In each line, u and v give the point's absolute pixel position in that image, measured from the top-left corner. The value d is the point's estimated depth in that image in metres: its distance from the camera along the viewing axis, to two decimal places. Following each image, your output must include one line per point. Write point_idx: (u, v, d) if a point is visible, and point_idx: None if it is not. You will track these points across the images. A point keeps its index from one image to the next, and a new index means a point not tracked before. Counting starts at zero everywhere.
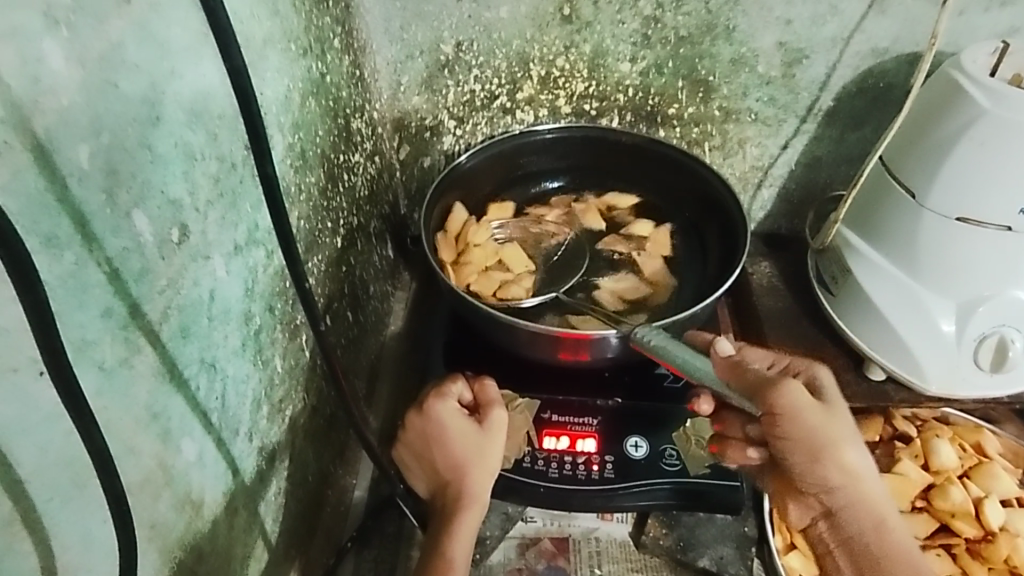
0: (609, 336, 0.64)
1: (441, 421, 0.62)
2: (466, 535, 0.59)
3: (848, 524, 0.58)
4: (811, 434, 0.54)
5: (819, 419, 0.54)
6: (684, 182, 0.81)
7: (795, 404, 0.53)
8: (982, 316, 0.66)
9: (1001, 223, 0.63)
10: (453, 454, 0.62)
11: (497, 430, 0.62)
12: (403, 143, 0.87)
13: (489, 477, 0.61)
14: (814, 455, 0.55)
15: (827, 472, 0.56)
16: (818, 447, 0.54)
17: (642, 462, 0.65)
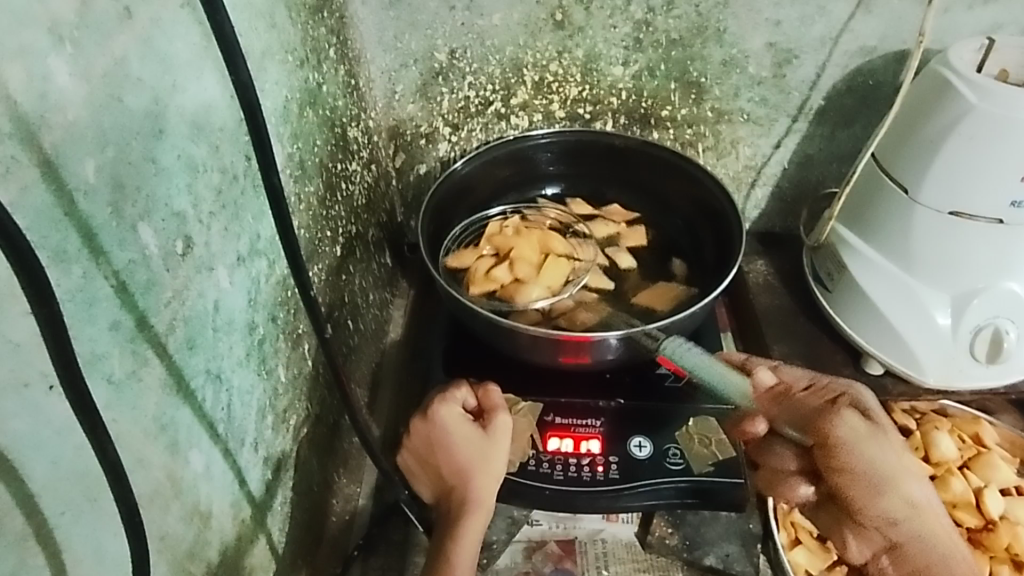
0: (610, 338, 0.64)
1: (446, 425, 0.63)
2: (473, 537, 0.59)
3: (914, 559, 0.55)
4: (869, 467, 0.57)
5: (869, 449, 0.57)
6: (676, 183, 0.81)
7: (848, 432, 0.57)
8: (977, 308, 0.67)
9: (992, 216, 0.64)
10: (458, 457, 0.62)
11: (502, 433, 0.62)
12: (398, 150, 0.87)
13: (495, 479, 0.61)
14: (872, 489, 0.56)
15: (888, 507, 0.56)
16: (877, 481, 0.56)
17: (646, 463, 0.65)
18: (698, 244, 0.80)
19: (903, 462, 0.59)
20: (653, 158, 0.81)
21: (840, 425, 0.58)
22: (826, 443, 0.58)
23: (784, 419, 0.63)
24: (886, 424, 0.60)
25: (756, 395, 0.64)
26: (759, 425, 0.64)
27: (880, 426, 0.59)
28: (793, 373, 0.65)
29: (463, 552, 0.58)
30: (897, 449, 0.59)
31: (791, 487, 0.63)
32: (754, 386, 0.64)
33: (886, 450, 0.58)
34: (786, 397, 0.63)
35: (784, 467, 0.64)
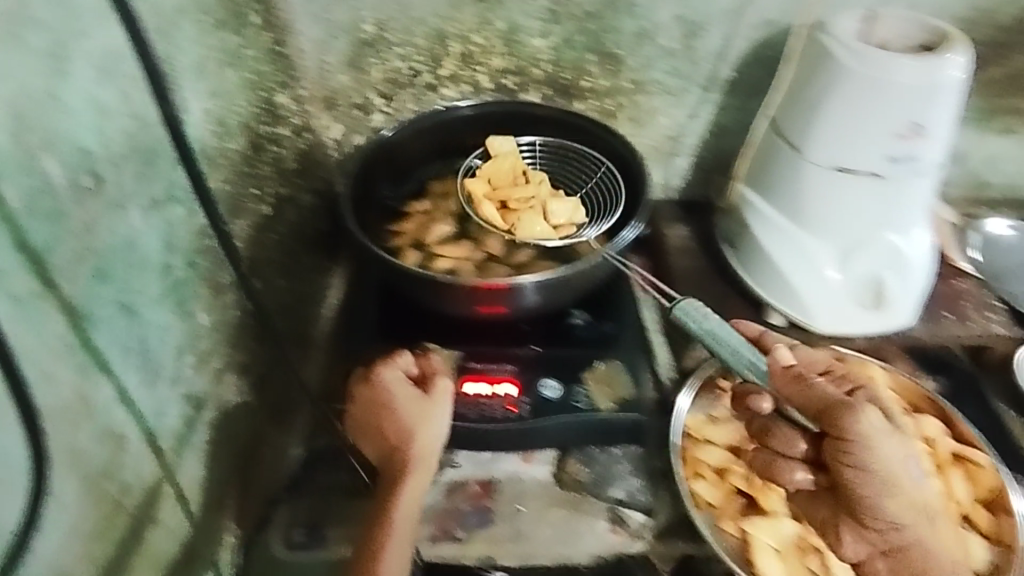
0: (518, 286, 0.69)
1: (389, 389, 0.68)
2: (415, 490, 0.63)
3: (907, 558, 0.61)
4: (877, 462, 0.62)
5: (891, 445, 0.63)
6: (592, 149, 0.85)
7: (871, 426, 0.63)
8: (862, 259, 0.72)
9: (871, 171, 0.68)
10: (400, 419, 0.67)
11: (439, 393, 0.68)
12: (335, 121, 0.91)
13: (436, 436, 0.66)
14: (882, 487, 0.62)
15: (891, 506, 0.62)
16: (887, 480, 0.62)
17: (555, 402, 0.69)
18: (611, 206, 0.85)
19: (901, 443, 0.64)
20: (570, 128, 0.86)
21: (864, 416, 0.63)
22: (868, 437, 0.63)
23: (800, 405, 0.67)
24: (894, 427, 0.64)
25: (774, 372, 0.69)
26: (766, 403, 0.72)
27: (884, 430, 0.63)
28: (812, 356, 0.71)
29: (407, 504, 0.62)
30: (891, 447, 0.63)
31: (786, 468, 0.69)
32: (773, 365, 0.70)
33: (873, 451, 0.63)
34: (804, 381, 0.67)
35: (793, 451, 0.69)
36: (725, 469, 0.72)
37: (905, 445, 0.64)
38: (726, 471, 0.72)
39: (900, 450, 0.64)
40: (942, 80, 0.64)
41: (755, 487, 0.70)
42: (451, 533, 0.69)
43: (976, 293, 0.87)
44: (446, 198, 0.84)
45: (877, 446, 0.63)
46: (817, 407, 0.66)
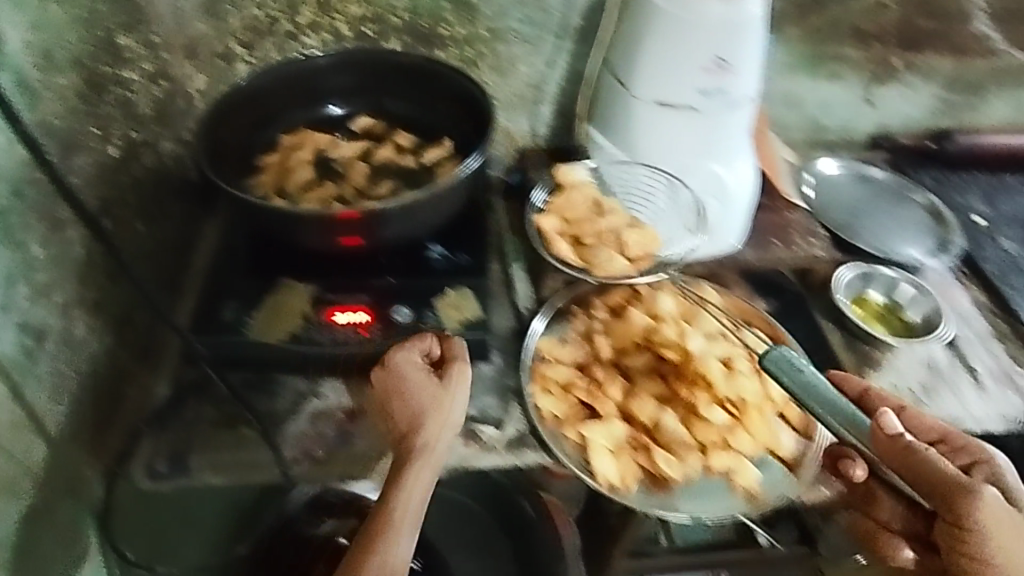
0: (370, 212, 0.72)
1: (406, 374, 0.68)
2: (420, 484, 0.64)
3: None
4: (1004, 552, 0.59)
5: (1005, 513, 0.60)
6: (450, 90, 0.87)
7: (987, 518, 0.59)
8: (687, 186, 0.80)
9: (686, 104, 0.75)
10: (414, 405, 0.67)
11: (459, 382, 0.68)
12: (198, 71, 0.89)
13: (447, 430, 0.66)
14: (991, 546, 0.60)
15: (988, 548, 0.60)
16: (1005, 564, 0.60)
17: (404, 325, 0.74)
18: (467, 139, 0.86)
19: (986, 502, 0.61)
20: (428, 71, 0.88)
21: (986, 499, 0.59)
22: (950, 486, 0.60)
23: (902, 470, 0.62)
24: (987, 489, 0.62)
25: (878, 439, 0.62)
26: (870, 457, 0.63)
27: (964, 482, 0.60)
28: (924, 424, 0.69)
29: (411, 499, 0.63)
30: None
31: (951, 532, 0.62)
32: (876, 429, 0.63)
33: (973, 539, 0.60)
34: (911, 453, 0.61)
35: (956, 520, 0.60)
36: (570, 385, 0.77)
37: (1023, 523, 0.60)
38: (571, 386, 0.77)
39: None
40: (748, 17, 0.70)
41: (593, 397, 0.76)
42: (315, 454, 0.73)
43: (804, 222, 0.98)
44: (302, 147, 0.86)
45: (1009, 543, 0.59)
46: (936, 488, 0.61)
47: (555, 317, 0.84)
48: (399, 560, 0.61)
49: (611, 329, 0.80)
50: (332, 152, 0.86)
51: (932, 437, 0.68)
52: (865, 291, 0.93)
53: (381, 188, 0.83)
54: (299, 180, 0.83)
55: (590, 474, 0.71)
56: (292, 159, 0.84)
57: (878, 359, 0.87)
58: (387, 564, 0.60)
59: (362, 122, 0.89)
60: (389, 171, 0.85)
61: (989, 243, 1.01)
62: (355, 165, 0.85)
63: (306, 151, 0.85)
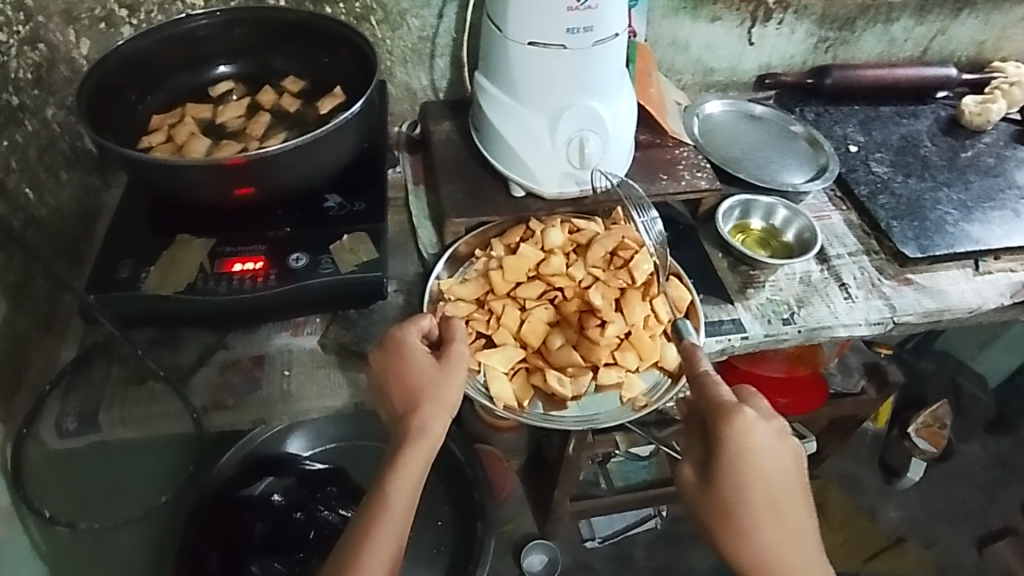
0: (259, 159, 0.72)
1: (407, 357, 0.70)
2: (415, 466, 0.65)
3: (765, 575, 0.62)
4: (698, 508, 0.63)
5: (711, 470, 0.62)
6: (333, 41, 0.89)
7: (685, 480, 0.65)
8: (568, 122, 0.84)
9: (558, 43, 0.79)
10: (415, 388, 0.69)
11: (456, 366, 0.71)
12: (81, 37, 0.91)
13: (444, 413, 0.69)
14: (722, 513, 0.62)
15: (733, 510, 0.61)
16: (720, 520, 0.62)
17: (301, 270, 0.76)
18: (353, 84, 0.89)
19: (757, 506, 0.61)
20: (311, 25, 0.89)
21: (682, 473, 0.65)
22: (722, 515, 0.62)
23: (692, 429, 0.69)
24: (733, 489, 0.61)
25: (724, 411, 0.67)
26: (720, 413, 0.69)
27: (731, 513, 0.61)
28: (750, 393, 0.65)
29: (408, 479, 0.65)
30: (722, 495, 0.61)
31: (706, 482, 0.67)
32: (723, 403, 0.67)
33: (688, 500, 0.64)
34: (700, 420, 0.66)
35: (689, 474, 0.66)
36: (470, 319, 0.82)
37: (694, 477, 0.64)
38: (470, 319, 0.82)
39: (716, 494, 0.62)
40: None
41: (490, 329, 0.81)
42: (224, 402, 0.76)
43: (690, 158, 1.01)
44: (182, 122, 0.86)
45: (699, 502, 0.63)
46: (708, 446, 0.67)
47: (450, 263, 0.89)
48: (393, 548, 0.63)
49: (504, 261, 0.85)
50: (218, 118, 0.88)
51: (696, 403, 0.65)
52: (746, 219, 1.01)
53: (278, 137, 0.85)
54: (199, 147, 0.82)
55: (489, 397, 0.78)
56: (180, 130, 0.84)
57: (759, 279, 0.94)
58: (381, 549, 0.63)
59: (221, 88, 0.91)
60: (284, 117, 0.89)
61: (862, 166, 1.08)
62: (247, 125, 0.87)
63: (189, 122, 0.86)
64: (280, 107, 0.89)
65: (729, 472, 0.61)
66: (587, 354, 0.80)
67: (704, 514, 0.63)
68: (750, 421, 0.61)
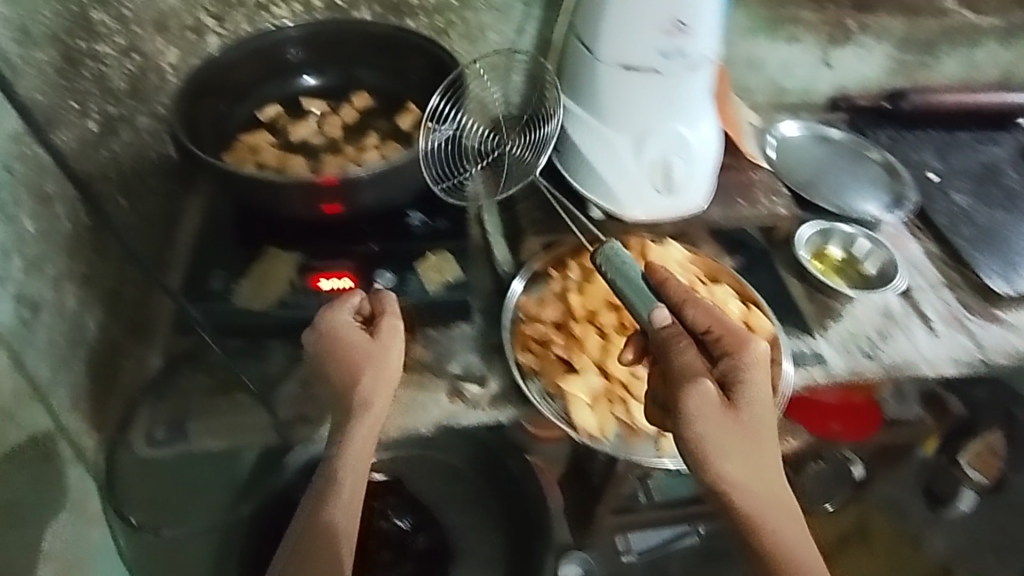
0: (355, 178, 0.75)
1: (341, 336, 0.69)
2: (364, 439, 0.66)
3: (760, 516, 0.61)
4: (719, 432, 0.60)
5: (745, 391, 0.61)
6: (418, 59, 0.91)
7: (703, 405, 0.60)
8: (653, 146, 0.83)
9: (650, 66, 0.78)
10: (352, 364, 0.68)
11: (388, 337, 0.70)
12: (169, 45, 0.89)
13: (386, 384, 0.68)
14: (745, 434, 0.61)
15: (754, 430, 0.61)
16: (745, 440, 0.61)
17: (389, 289, 0.77)
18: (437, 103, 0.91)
19: (767, 432, 0.62)
20: (395, 39, 0.90)
21: (698, 395, 0.60)
22: (747, 440, 0.61)
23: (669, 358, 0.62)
24: (754, 412, 0.61)
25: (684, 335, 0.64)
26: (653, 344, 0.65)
27: (751, 441, 0.61)
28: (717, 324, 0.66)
29: (354, 453, 0.65)
30: (750, 416, 0.61)
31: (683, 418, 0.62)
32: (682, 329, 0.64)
33: (715, 424, 0.60)
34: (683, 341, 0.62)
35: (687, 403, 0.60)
36: (548, 339, 0.82)
37: (713, 401, 0.60)
38: (548, 340, 0.81)
39: (751, 414, 0.61)
40: None
41: (573, 354, 0.81)
42: (305, 418, 0.74)
43: (767, 181, 1.00)
44: (262, 146, 0.85)
45: (727, 427, 0.60)
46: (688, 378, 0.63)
47: (530, 278, 0.87)
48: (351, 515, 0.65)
49: (586, 288, 0.85)
50: (293, 136, 0.88)
51: (702, 327, 0.63)
52: (825, 245, 0.98)
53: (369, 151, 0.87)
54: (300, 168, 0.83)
55: (568, 423, 0.76)
56: (265, 155, 0.84)
57: (837, 310, 0.90)
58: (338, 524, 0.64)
59: (270, 110, 0.89)
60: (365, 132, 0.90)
61: (941, 196, 1.05)
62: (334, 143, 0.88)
63: (267, 146, 0.86)
64: (348, 121, 0.91)
65: (758, 393, 0.61)
66: None
67: (726, 441, 0.60)
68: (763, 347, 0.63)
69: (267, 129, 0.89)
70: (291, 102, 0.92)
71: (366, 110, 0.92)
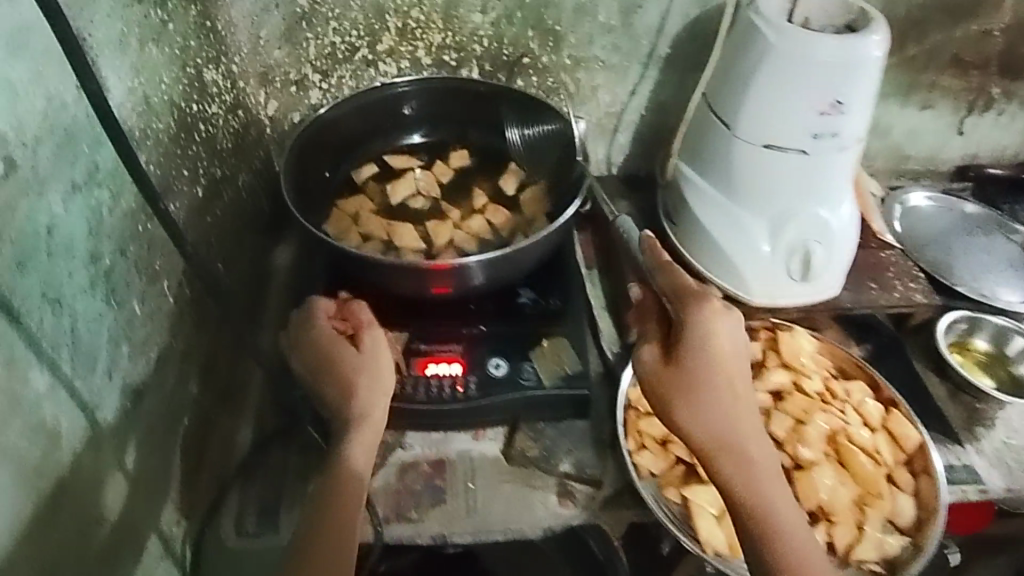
0: (468, 264, 0.69)
1: (324, 344, 0.68)
2: (363, 447, 0.63)
3: (735, 480, 0.59)
4: (659, 386, 0.61)
5: (695, 350, 0.60)
6: (529, 124, 0.85)
7: (649, 360, 0.63)
8: (791, 231, 0.76)
9: (798, 147, 0.71)
10: (342, 376, 0.66)
11: (371, 348, 0.68)
12: (271, 98, 0.88)
13: (382, 387, 0.66)
14: (692, 389, 0.60)
15: (710, 387, 0.60)
16: (689, 392, 0.60)
17: (502, 380, 0.71)
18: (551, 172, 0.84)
19: (719, 387, 0.60)
20: (511, 99, 0.84)
21: (647, 358, 0.63)
22: (688, 392, 0.60)
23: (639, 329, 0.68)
24: (699, 364, 0.60)
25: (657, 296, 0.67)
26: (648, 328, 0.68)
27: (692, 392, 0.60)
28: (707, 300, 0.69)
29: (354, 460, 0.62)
30: (716, 375, 0.60)
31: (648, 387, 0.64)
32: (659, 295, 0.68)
33: (666, 381, 0.61)
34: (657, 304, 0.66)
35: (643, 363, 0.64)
36: (668, 440, 0.76)
37: (680, 353, 0.61)
38: (669, 441, 0.76)
39: (698, 365, 0.60)
40: (863, 58, 0.66)
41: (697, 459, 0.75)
42: (406, 514, 0.72)
43: (902, 264, 0.91)
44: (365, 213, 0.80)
45: (671, 380, 0.61)
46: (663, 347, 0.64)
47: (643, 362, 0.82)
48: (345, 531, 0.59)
49: None
50: (393, 197, 0.83)
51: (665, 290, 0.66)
52: (970, 337, 0.89)
53: (474, 215, 0.82)
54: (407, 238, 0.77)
55: (692, 538, 0.70)
56: (370, 225, 0.79)
57: (987, 416, 0.81)
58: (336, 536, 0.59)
59: (365, 171, 0.85)
60: (465, 190, 0.85)
61: None
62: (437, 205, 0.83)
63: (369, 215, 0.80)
64: (444, 178, 0.86)
65: (701, 362, 0.60)
66: (806, 497, 0.70)
67: (665, 395, 0.61)
68: (721, 306, 0.62)
69: (364, 190, 0.84)
70: (382, 162, 0.87)
71: (463, 167, 0.87)
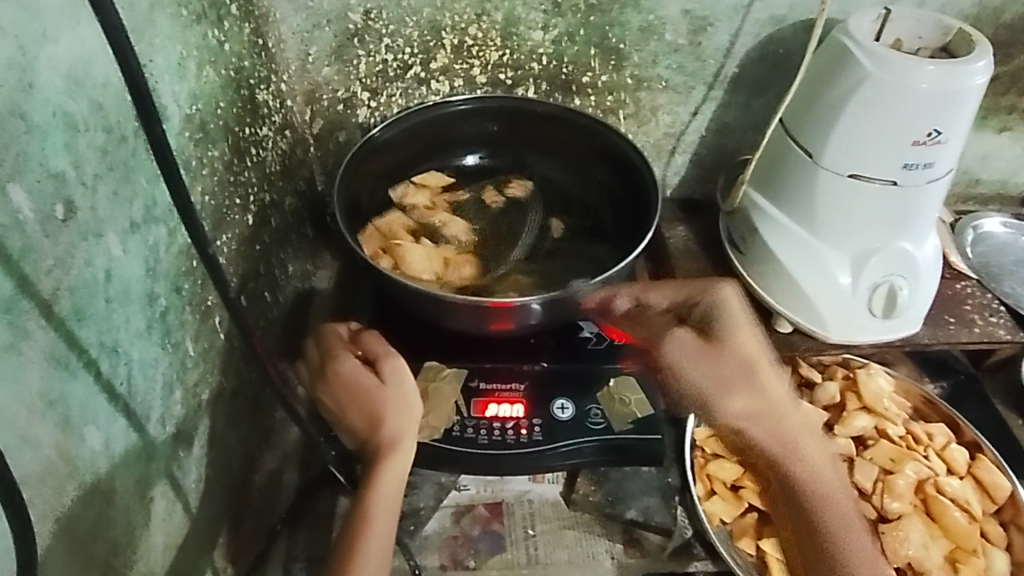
0: (532, 303, 0.65)
1: (345, 377, 0.62)
2: (389, 482, 0.58)
3: (797, 469, 0.67)
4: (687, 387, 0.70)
5: (728, 327, 0.72)
6: (590, 149, 0.81)
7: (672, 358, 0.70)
8: (874, 266, 0.71)
9: (887, 178, 0.67)
10: (367, 411, 0.61)
11: (392, 379, 0.62)
12: (316, 116, 0.84)
13: (412, 419, 0.61)
14: (721, 381, 0.70)
15: (737, 364, 0.71)
16: (714, 384, 0.70)
17: (569, 423, 0.67)
18: (612, 200, 0.81)
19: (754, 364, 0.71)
20: (570, 120, 0.80)
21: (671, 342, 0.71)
22: (719, 382, 0.70)
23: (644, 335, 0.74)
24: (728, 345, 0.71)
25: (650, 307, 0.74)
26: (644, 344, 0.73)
27: (749, 369, 0.71)
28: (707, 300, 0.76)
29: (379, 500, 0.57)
30: (737, 348, 0.71)
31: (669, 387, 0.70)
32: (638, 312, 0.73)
33: (721, 361, 0.70)
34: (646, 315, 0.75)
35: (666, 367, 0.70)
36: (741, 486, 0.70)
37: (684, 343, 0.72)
38: (743, 488, 0.70)
39: (703, 351, 0.71)
40: (968, 86, 0.62)
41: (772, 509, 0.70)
42: (463, 562, 0.68)
43: (978, 297, 0.86)
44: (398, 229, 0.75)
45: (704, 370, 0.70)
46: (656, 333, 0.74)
47: None
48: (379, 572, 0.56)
49: None
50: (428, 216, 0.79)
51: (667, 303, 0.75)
52: None
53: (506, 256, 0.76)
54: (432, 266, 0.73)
55: None
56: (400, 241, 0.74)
57: None
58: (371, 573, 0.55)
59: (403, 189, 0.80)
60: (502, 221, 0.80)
61: None
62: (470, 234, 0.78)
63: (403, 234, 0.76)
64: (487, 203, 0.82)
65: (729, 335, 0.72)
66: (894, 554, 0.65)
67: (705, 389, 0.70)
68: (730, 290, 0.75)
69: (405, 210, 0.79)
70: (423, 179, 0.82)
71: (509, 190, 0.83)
